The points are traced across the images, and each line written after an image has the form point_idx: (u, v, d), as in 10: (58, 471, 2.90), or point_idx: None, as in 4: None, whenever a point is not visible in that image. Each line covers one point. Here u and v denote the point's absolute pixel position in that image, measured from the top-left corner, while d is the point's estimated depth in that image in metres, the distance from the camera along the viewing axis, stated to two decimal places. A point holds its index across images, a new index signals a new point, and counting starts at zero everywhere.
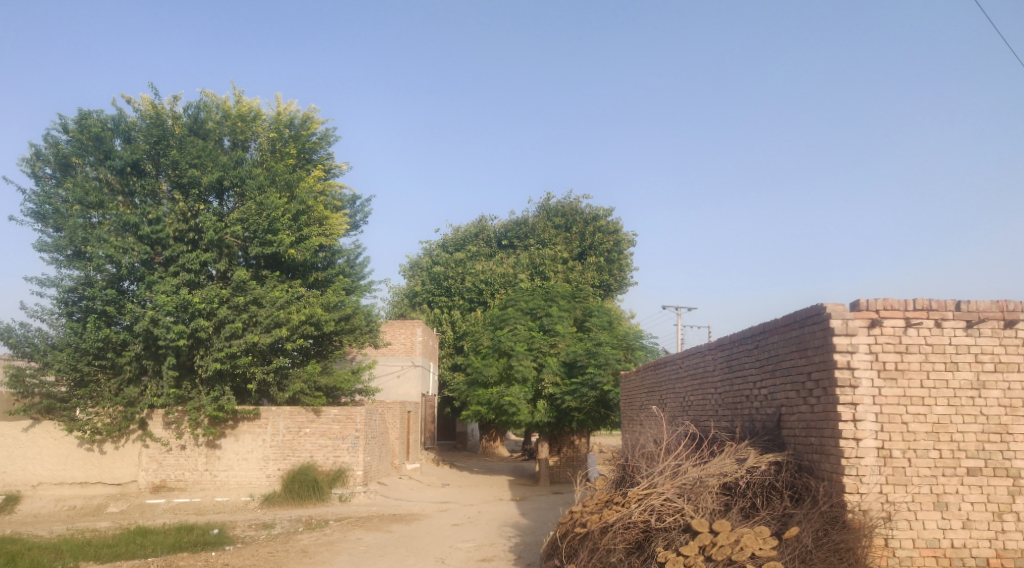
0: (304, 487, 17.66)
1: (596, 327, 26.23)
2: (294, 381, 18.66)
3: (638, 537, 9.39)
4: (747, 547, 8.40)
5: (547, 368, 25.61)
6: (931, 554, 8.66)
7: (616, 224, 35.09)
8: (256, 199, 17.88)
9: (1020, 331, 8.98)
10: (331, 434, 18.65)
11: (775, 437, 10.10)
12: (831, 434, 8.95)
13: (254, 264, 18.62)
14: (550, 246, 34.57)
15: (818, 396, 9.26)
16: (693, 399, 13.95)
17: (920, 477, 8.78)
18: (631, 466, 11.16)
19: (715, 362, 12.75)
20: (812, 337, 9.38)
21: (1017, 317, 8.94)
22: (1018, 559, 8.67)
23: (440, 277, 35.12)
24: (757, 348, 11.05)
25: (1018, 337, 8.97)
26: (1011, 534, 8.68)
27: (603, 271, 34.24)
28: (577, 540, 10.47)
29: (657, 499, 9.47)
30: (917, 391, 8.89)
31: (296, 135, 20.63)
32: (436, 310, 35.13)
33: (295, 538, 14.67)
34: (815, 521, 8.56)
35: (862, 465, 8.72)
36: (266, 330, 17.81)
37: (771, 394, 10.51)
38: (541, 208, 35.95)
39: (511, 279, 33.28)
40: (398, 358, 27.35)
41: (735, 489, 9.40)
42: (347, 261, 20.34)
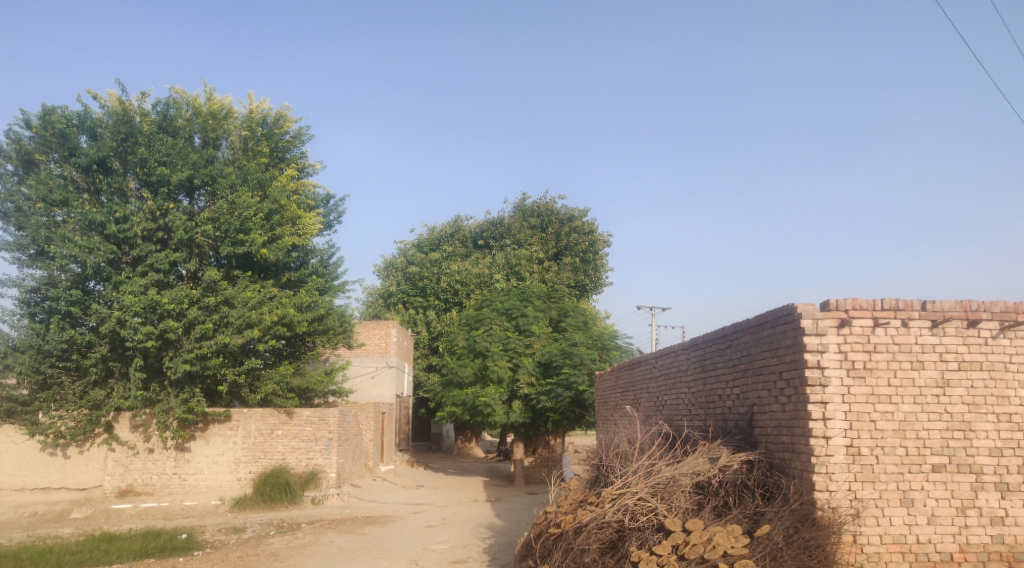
0: (276, 489, 17.52)
1: (571, 327, 26.30)
2: (266, 382, 18.45)
3: (612, 537, 9.42)
4: (718, 545, 8.44)
5: (522, 368, 25.60)
6: (898, 549, 8.75)
7: (592, 224, 35.28)
8: (227, 198, 17.67)
9: (983, 330, 9.09)
10: (304, 436, 18.52)
11: (747, 436, 10.20)
12: (802, 432, 9.02)
13: (225, 264, 18.41)
14: (526, 247, 34.64)
15: (789, 395, 9.33)
16: (667, 399, 14.03)
17: (887, 474, 8.87)
18: (606, 466, 11.22)
19: (688, 362, 12.85)
20: (783, 337, 9.46)
21: (980, 316, 9.07)
22: (980, 554, 8.78)
23: (416, 277, 34.99)
24: (729, 347, 11.12)
25: (982, 336, 9.08)
26: (974, 529, 8.80)
27: (578, 271, 34.44)
28: (551, 541, 10.51)
29: (631, 498, 9.49)
30: (885, 389, 8.98)
31: (269, 133, 20.33)
32: (410, 310, 35.01)
33: (266, 542, 14.55)
34: (786, 519, 8.61)
35: (832, 463, 8.80)
36: (237, 330, 17.60)
37: (743, 394, 10.60)
38: (517, 209, 36.05)
39: (487, 279, 33.25)
40: (373, 359, 27.16)
41: (708, 488, 9.43)
42: (321, 260, 20.18)
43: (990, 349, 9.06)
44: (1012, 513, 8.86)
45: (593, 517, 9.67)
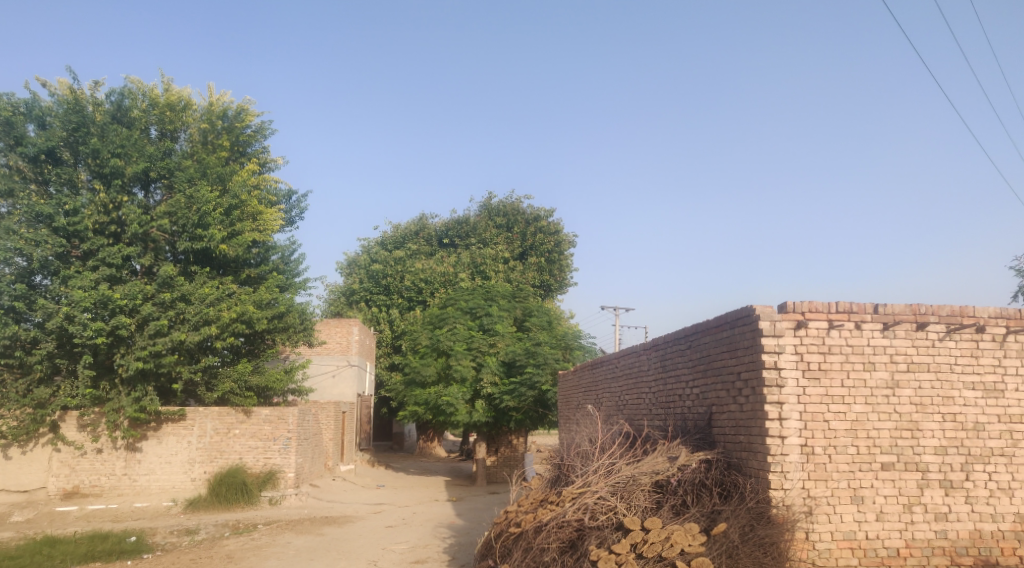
0: (232, 489, 17.32)
1: (535, 327, 26.30)
2: (223, 380, 18.33)
3: (572, 536, 9.39)
4: (676, 543, 8.50)
5: (486, 367, 25.57)
6: (848, 545, 8.85)
7: (557, 224, 35.40)
8: (185, 191, 17.50)
9: (932, 333, 9.25)
10: (262, 435, 18.33)
11: (706, 436, 10.28)
12: (758, 432, 9.10)
13: (183, 260, 18.13)
14: (491, 246, 34.59)
15: (747, 395, 9.41)
16: (628, 398, 14.08)
17: (839, 472, 8.98)
18: (566, 465, 11.24)
19: (649, 362, 12.91)
20: (742, 338, 9.53)
21: (928, 319, 9.22)
22: (926, 550, 8.92)
23: (379, 276, 34.75)
24: (689, 348, 11.19)
25: (931, 339, 9.24)
26: (919, 526, 8.95)
27: (543, 271, 34.58)
28: (511, 540, 10.54)
29: (591, 497, 9.53)
30: (838, 390, 9.09)
31: (228, 126, 20.01)
32: (373, 308, 34.79)
33: (220, 543, 14.33)
34: (742, 517, 8.68)
35: (787, 462, 8.89)
36: (194, 327, 17.35)
37: (702, 394, 10.67)
38: (483, 207, 36.02)
39: (452, 278, 33.13)
40: (334, 357, 26.95)
41: (667, 487, 9.48)
42: (281, 257, 19.92)
43: (937, 351, 9.22)
44: (955, 509, 9.01)
45: (553, 516, 9.69)
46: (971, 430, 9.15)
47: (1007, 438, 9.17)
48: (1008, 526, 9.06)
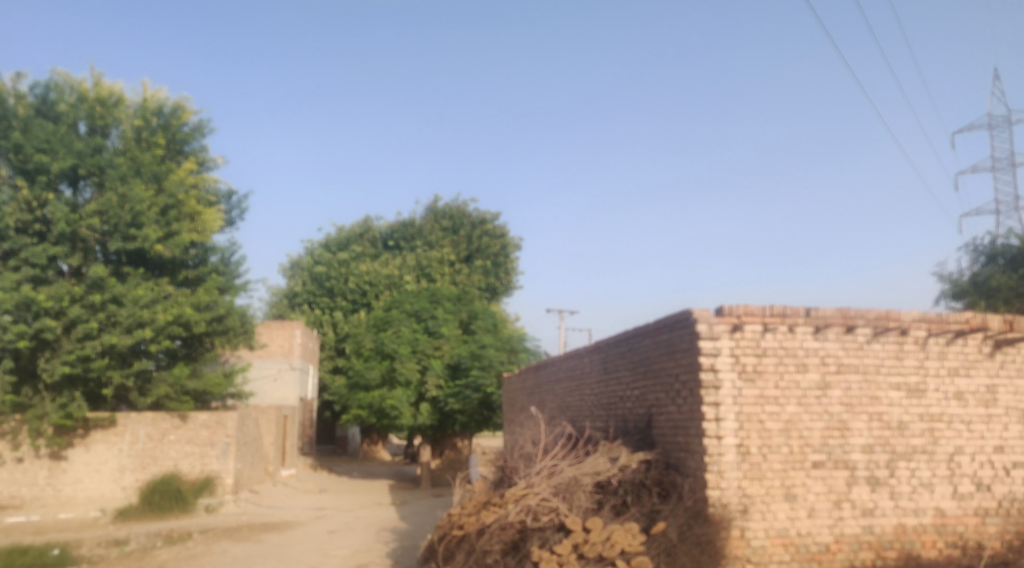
0: (166, 497, 17.00)
1: (481, 330, 26.14)
2: (158, 385, 17.93)
3: (514, 538, 9.43)
4: (617, 543, 8.57)
5: (431, 370, 25.51)
6: (781, 541, 9.07)
7: (504, 228, 35.52)
8: (118, 190, 17.02)
9: (860, 336, 9.55)
10: (198, 441, 17.98)
11: (645, 437, 10.44)
12: (696, 433, 9.26)
13: (115, 260, 17.68)
14: (437, 249, 34.47)
15: (685, 397, 9.57)
16: (571, 400, 14.21)
17: (773, 471, 9.19)
18: (510, 467, 11.30)
19: (591, 364, 13.02)
20: (680, 341, 9.69)
21: (857, 322, 9.51)
22: (853, 545, 9.20)
23: (322, 278, 34.39)
24: (630, 350, 11.33)
25: (859, 342, 9.55)
26: (848, 521, 9.21)
27: (489, 275, 34.87)
28: (454, 543, 10.59)
29: (534, 499, 9.53)
30: (772, 392, 9.31)
31: (165, 123, 18.90)
32: (316, 311, 34.43)
33: (152, 554, 14.05)
34: (680, 516, 8.82)
35: (724, 462, 9.06)
36: (126, 330, 16.91)
37: (642, 395, 10.83)
38: (429, 210, 35.93)
39: (397, 281, 32.93)
40: (275, 360, 26.62)
41: (608, 487, 9.59)
42: (221, 258, 19.54)
43: (865, 353, 9.53)
44: (881, 505, 9.31)
45: (497, 519, 9.74)
46: (896, 428, 9.47)
47: (929, 436, 9.52)
48: (929, 520, 9.38)
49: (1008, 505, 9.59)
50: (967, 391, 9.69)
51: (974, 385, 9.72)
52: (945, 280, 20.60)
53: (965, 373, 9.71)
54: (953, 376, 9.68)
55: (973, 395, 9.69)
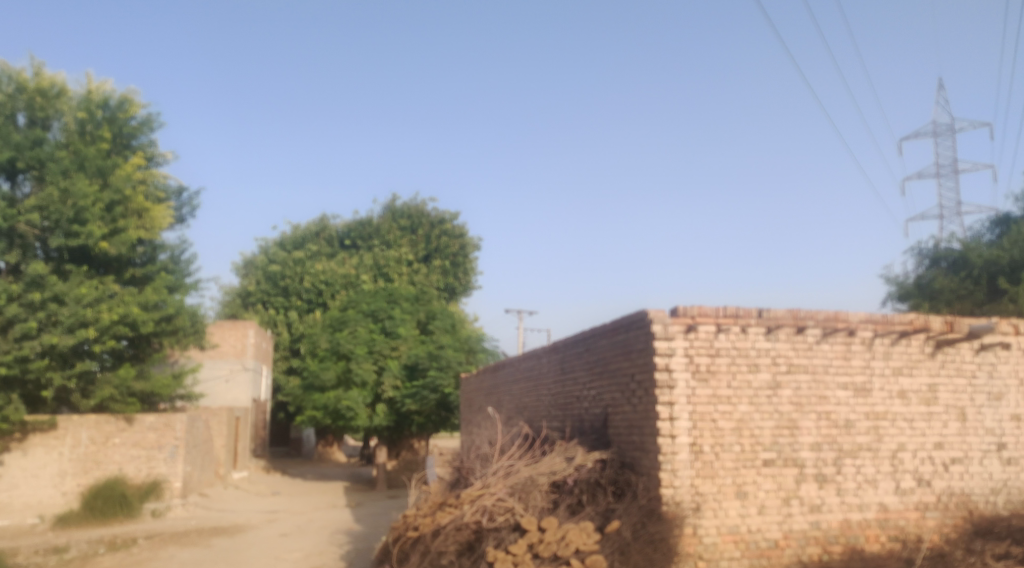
0: (111, 503, 16.68)
1: (439, 330, 26.02)
2: (102, 387, 17.36)
3: (470, 538, 9.30)
4: (572, 542, 8.50)
5: (388, 370, 25.28)
6: (732, 539, 9.09)
7: (462, 228, 35.41)
8: (59, 184, 16.58)
9: (810, 337, 9.63)
10: (145, 444, 17.60)
11: (601, 436, 10.40)
12: (650, 432, 9.24)
13: (56, 258, 17.18)
14: (395, 248, 34.17)
15: (640, 396, 9.55)
16: (528, 401, 14.13)
17: (725, 469, 9.21)
18: (466, 468, 11.19)
19: (548, 365, 12.94)
20: (635, 340, 9.66)
21: (807, 323, 9.58)
22: (801, 541, 9.24)
23: (277, 277, 33.87)
24: (586, 350, 11.27)
25: (809, 342, 9.62)
26: (796, 518, 9.26)
27: (447, 274, 34.62)
28: (409, 544, 10.45)
29: (489, 499, 9.44)
30: (725, 391, 9.33)
31: (110, 116, 18.41)
32: (270, 311, 33.91)
33: (95, 561, 13.64)
34: (634, 514, 8.80)
35: (677, 460, 9.06)
36: (68, 330, 16.44)
37: (598, 395, 10.79)
38: (386, 209, 35.66)
39: (354, 280, 32.58)
40: (228, 361, 26.15)
41: (564, 486, 9.53)
42: (170, 256, 19.10)
43: (814, 353, 9.61)
44: (828, 501, 9.38)
45: (452, 519, 9.61)
46: (843, 426, 9.57)
47: (874, 434, 9.64)
48: (873, 515, 9.48)
49: (948, 499, 9.73)
50: (910, 390, 9.84)
51: (916, 384, 9.87)
52: (891, 281, 20.98)
53: (908, 372, 9.87)
54: (897, 375, 9.83)
55: (915, 394, 9.85)
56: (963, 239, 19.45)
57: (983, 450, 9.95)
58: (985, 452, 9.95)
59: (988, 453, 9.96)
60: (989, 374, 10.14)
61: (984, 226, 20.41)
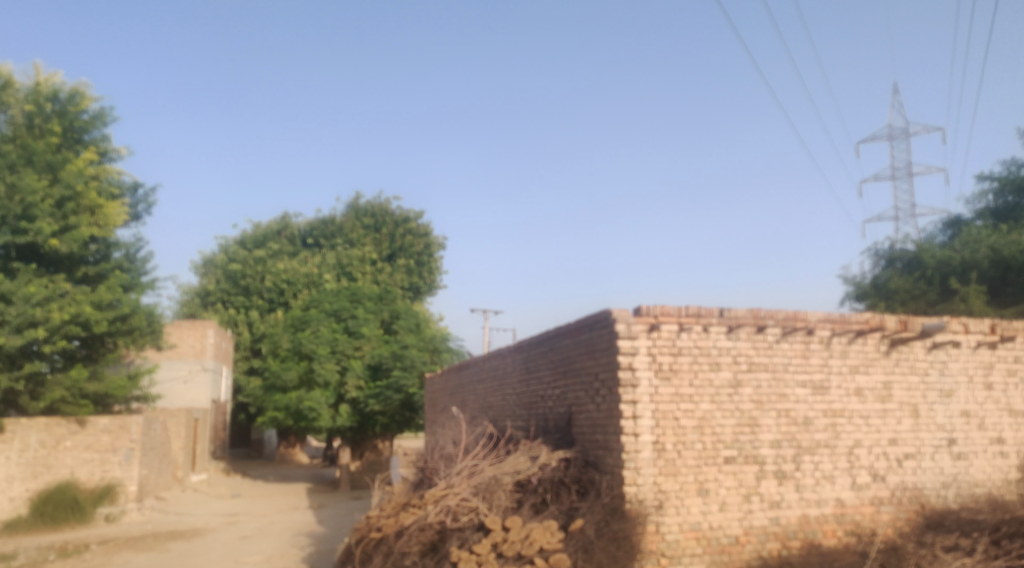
0: (62, 509, 16.22)
1: (403, 330, 25.81)
2: (52, 388, 16.93)
3: (433, 539, 9.14)
4: (535, 541, 8.40)
5: (351, 371, 25.00)
6: (693, 535, 9.05)
7: (427, 226, 35.18)
8: (7, 179, 16.12)
9: (770, 336, 9.64)
10: (99, 447, 17.17)
11: (566, 435, 10.32)
12: (614, 430, 9.18)
13: (4, 255, 16.69)
14: (359, 247, 33.82)
15: (603, 395, 9.47)
16: (492, 400, 14.00)
17: (687, 466, 9.17)
18: (429, 468, 11.04)
19: (513, 364, 12.85)
20: (599, 340, 9.58)
21: (767, 322, 9.59)
22: (761, 537, 9.23)
23: (238, 276, 33.36)
24: (551, 349, 11.17)
25: (769, 341, 9.63)
26: (756, 514, 9.25)
27: (412, 273, 34.32)
28: (371, 545, 10.27)
29: (453, 499, 9.31)
30: (687, 389, 9.29)
31: (60, 110, 17.95)
32: (231, 310, 33.41)
33: None
34: (597, 512, 8.71)
35: (640, 459, 9.00)
36: (17, 330, 16.00)
37: (562, 394, 10.70)
38: (350, 207, 35.33)
39: (316, 279, 32.19)
40: (186, 362, 25.67)
41: (528, 486, 9.43)
42: (125, 254, 18.64)
43: (773, 352, 9.63)
44: (787, 497, 9.39)
45: (416, 520, 9.47)
46: (801, 424, 9.59)
47: (831, 430, 9.67)
48: (830, 510, 9.50)
49: (901, 493, 9.78)
50: (866, 387, 9.90)
51: (872, 382, 9.93)
52: (847, 281, 21.19)
53: (864, 370, 9.92)
54: (853, 373, 9.88)
55: (871, 391, 9.90)
56: (917, 240, 19.75)
57: (935, 445, 10.03)
58: (936, 447, 10.03)
59: (939, 448, 10.04)
60: (941, 371, 10.23)
61: (938, 227, 20.76)
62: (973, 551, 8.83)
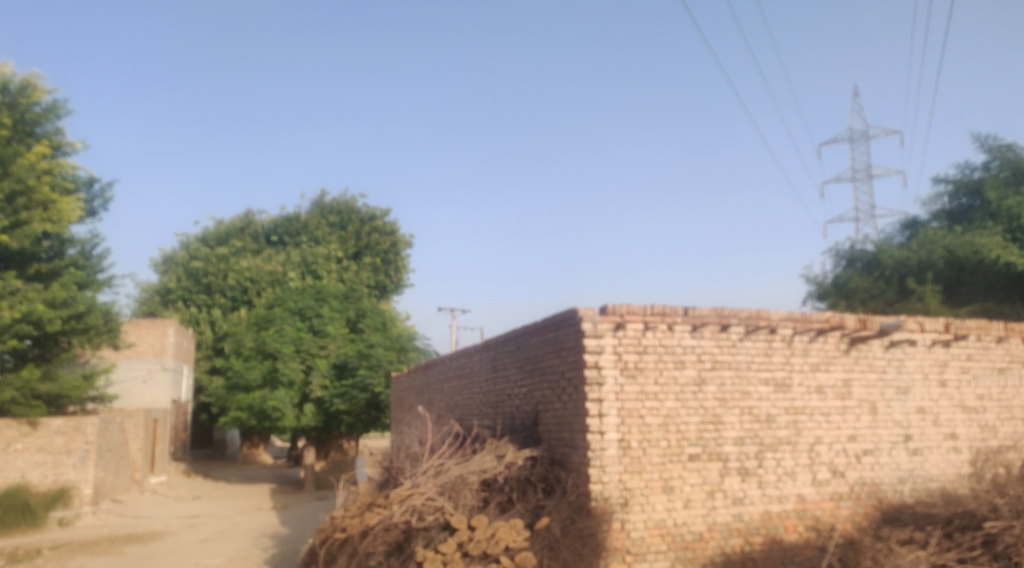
0: (13, 512, 15.59)
1: (369, 329, 25.58)
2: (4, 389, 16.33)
3: (399, 538, 9.05)
4: (501, 540, 8.34)
5: (316, 370, 24.72)
6: (658, 532, 9.04)
7: (393, 224, 34.93)
8: None
9: (733, 334, 9.67)
10: (52, 449, 16.79)
11: (532, 433, 10.26)
12: (580, 428, 9.14)
13: None
14: (324, 244, 33.48)
15: (570, 393, 9.43)
16: (459, 399, 13.90)
17: (652, 464, 9.15)
18: (394, 468, 10.92)
19: (480, 363, 12.76)
20: (566, 338, 9.53)
21: (730, 321, 9.61)
22: (724, 533, 9.25)
23: (199, 273, 32.86)
24: (518, 348, 11.10)
25: (732, 340, 9.66)
26: (720, 511, 9.28)
27: (378, 272, 34.02)
28: (336, 546, 10.13)
29: (419, 498, 9.19)
30: (652, 387, 9.28)
31: (11, 102, 17.53)
32: (192, 308, 32.92)
33: None
34: (563, 510, 8.67)
35: (605, 456, 8.98)
36: None
37: (529, 393, 10.63)
38: (314, 205, 34.97)
39: (281, 277, 31.81)
40: (145, 361, 25.21)
41: (494, 484, 9.35)
42: (80, 251, 18.25)
43: (737, 350, 9.66)
44: (749, 494, 9.43)
45: (382, 519, 9.34)
46: (764, 421, 9.63)
47: (792, 428, 9.73)
48: (791, 505, 9.56)
49: (860, 489, 9.88)
50: (826, 385, 9.97)
51: (832, 379, 10.01)
52: (806, 283, 21.37)
53: (825, 368, 10.00)
54: (814, 371, 9.94)
55: (831, 389, 9.98)
56: (877, 241, 20.02)
57: (892, 441, 10.15)
58: (893, 443, 10.15)
59: (896, 444, 10.15)
60: (898, 368, 10.35)
61: (893, 230, 21.08)
62: (927, 544, 8.90)
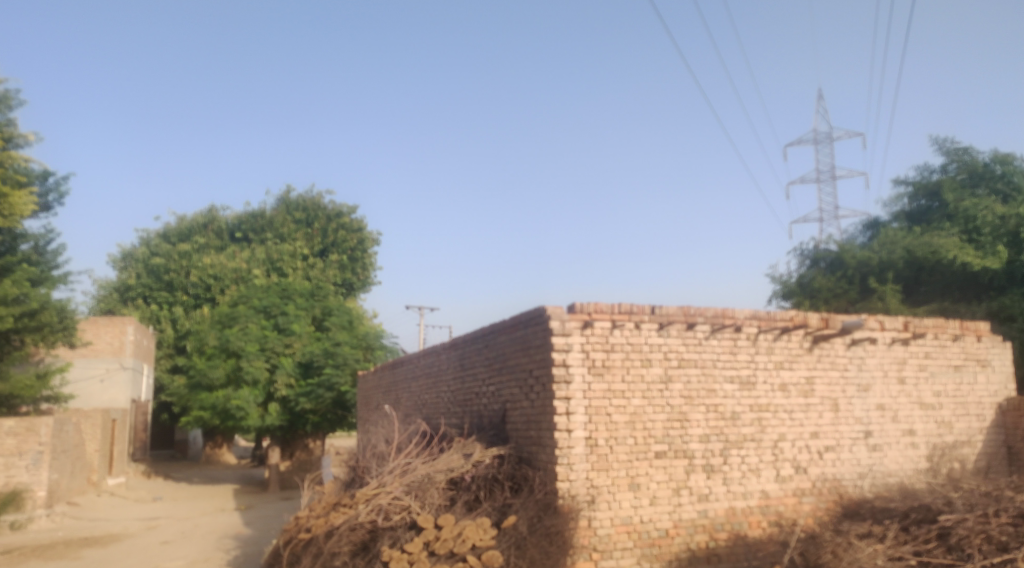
0: None
1: (335, 327, 25.23)
2: None
3: (365, 538, 8.82)
4: (467, 539, 8.18)
5: (280, 369, 24.33)
6: (624, 529, 8.92)
7: (360, 222, 34.55)
8: None
9: (700, 332, 9.58)
10: (3, 451, 16.26)
11: (500, 432, 10.10)
12: (547, 426, 8.99)
13: None
14: (289, 241, 33.00)
15: (538, 391, 9.27)
16: (427, 398, 13.67)
17: (619, 461, 9.03)
18: (360, 468, 10.68)
19: (447, 361, 12.55)
20: (534, 336, 9.37)
21: (697, 319, 9.52)
22: (690, 530, 9.16)
23: (161, 270, 32.23)
24: (486, 346, 10.92)
25: (699, 338, 9.57)
26: (685, 507, 9.18)
27: (344, 269, 33.59)
28: (300, 547, 9.88)
29: (386, 498, 8.98)
30: (620, 385, 9.15)
31: None
32: (153, 306, 32.29)
33: None
34: (530, 509, 8.51)
35: (572, 454, 8.83)
36: None
37: (497, 391, 10.46)
38: (280, 201, 34.46)
39: (245, 275, 31.30)
40: (104, 360, 24.64)
41: (461, 483, 9.17)
42: (34, 246, 17.75)
43: (703, 348, 9.56)
44: (715, 491, 9.35)
45: (347, 519, 9.09)
46: (729, 418, 9.56)
47: (757, 425, 9.67)
48: (756, 502, 9.50)
49: (822, 484, 9.85)
50: (791, 382, 9.93)
51: (796, 377, 9.96)
52: (772, 281, 21.41)
53: (789, 366, 9.95)
54: (778, 369, 9.90)
55: (795, 386, 9.94)
56: (840, 239, 20.15)
57: (853, 437, 10.13)
58: (854, 439, 10.13)
59: (857, 440, 10.14)
60: (860, 366, 10.34)
61: (857, 230, 21.23)
62: (884, 537, 8.76)
